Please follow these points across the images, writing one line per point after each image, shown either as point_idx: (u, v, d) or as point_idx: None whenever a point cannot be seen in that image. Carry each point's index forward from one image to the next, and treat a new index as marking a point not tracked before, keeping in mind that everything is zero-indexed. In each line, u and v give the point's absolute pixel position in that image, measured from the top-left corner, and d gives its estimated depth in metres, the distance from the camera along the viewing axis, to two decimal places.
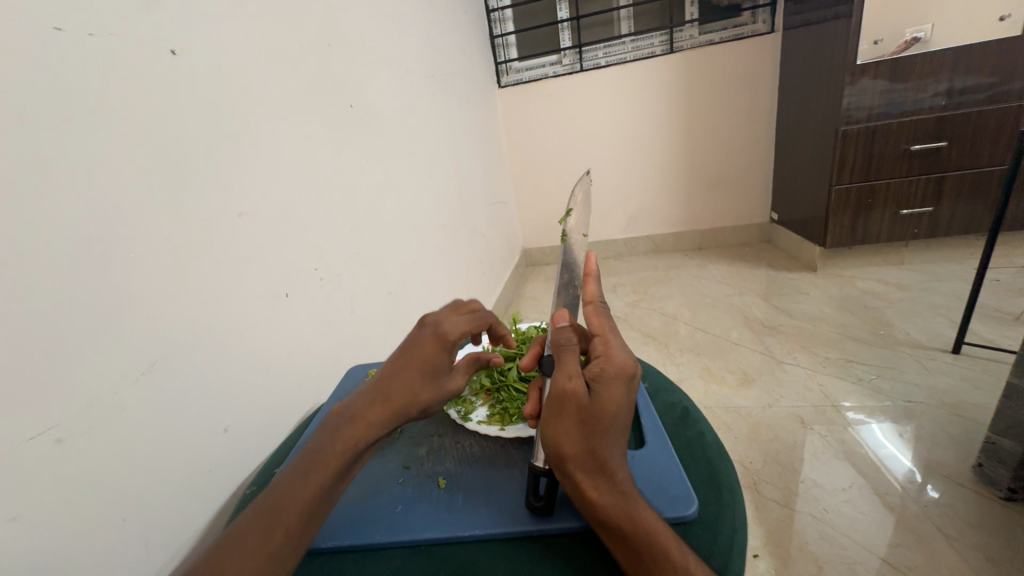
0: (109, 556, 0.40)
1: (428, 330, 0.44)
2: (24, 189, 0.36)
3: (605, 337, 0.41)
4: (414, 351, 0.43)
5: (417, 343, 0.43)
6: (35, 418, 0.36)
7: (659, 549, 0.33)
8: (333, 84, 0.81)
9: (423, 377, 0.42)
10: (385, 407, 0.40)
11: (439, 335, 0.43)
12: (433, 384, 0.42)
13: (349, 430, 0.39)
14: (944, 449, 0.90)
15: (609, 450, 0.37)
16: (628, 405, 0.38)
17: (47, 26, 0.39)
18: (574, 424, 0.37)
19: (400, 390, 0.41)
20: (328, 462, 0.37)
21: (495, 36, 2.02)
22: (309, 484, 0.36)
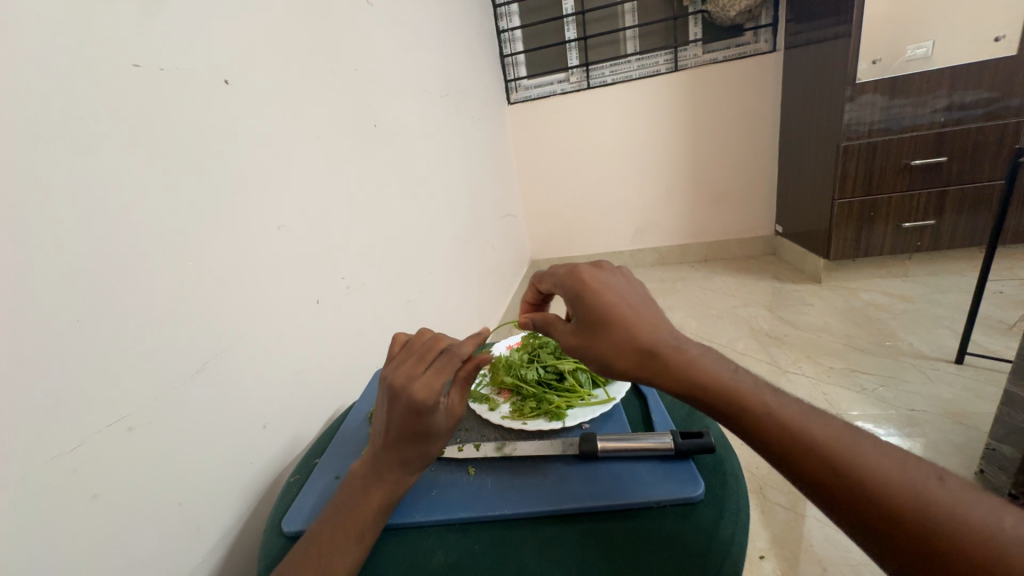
0: (168, 538, 0.44)
1: (402, 404, 0.39)
2: (104, 204, 0.41)
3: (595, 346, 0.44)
4: (406, 420, 0.40)
5: (405, 417, 0.40)
6: (111, 408, 0.40)
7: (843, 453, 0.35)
8: (359, 105, 0.87)
9: (423, 438, 0.41)
10: (408, 468, 0.42)
11: (415, 408, 0.39)
12: (440, 435, 0.42)
13: (380, 486, 0.41)
14: (947, 456, 0.92)
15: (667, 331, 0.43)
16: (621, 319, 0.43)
17: (128, 63, 0.45)
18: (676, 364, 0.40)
19: (410, 454, 0.41)
20: (370, 497, 0.40)
21: (505, 56, 2.10)
22: (362, 510, 0.40)
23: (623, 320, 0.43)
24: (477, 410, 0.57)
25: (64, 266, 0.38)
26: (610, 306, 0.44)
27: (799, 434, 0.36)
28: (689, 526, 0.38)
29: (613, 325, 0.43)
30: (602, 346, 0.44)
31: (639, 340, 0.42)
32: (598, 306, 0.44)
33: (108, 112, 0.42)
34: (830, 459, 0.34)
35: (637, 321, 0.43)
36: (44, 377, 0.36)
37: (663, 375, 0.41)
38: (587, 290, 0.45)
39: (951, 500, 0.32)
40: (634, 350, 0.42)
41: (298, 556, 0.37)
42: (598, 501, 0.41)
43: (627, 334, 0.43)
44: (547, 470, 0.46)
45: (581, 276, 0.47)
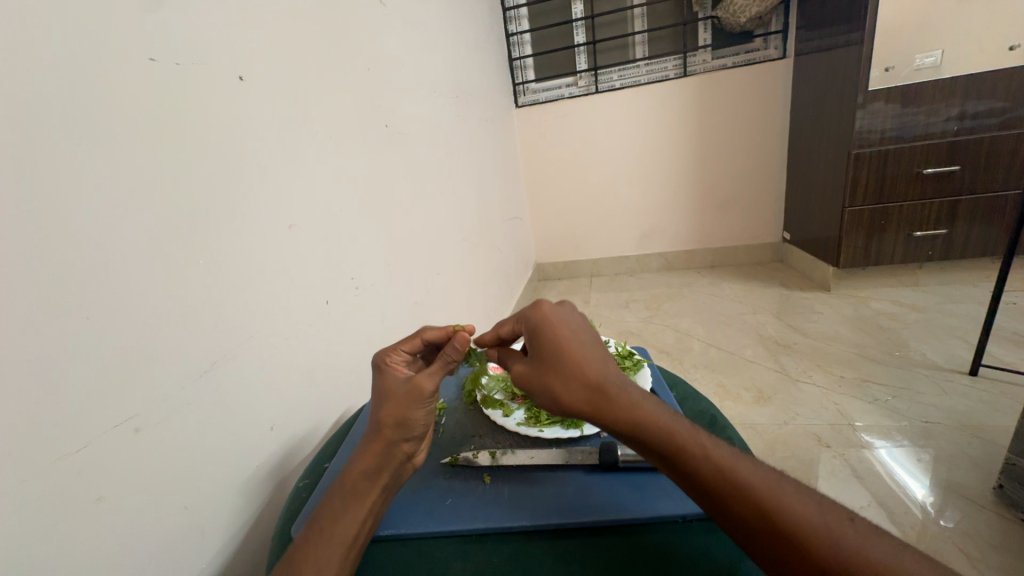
0: (172, 544, 0.43)
1: (376, 370, 0.47)
2: (115, 199, 0.40)
3: (547, 382, 0.42)
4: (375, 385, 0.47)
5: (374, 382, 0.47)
6: (118, 408, 0.39)
7: (769, 499, 0.33)
8: (370, 105, 0.87)
9: (393, 393, 0.44)
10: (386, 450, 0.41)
11: (382, 367, 0.47)
12: (400, 399, 0.43)
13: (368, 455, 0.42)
14: (964, 470, 0.90)
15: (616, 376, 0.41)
16: (575, 357, 0.41)
17: (144, 57, 0.44)
18: (619, 406, 0.39)
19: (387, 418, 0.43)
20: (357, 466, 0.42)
21: (514, 59, 2.10)
22: (350, 480, 0.41)
23: (576, 357, 0.41)
24: (491, 415, 0.55)
25: (72, 262, 0.37)
26: (566, 340, 0.42)
27: (726, 475, 0.35)
28: (717, 541, 0.37)
29: (565, 360, 0.41)
30: (552, 381, 0.42)
31: (590, 377, 0.40)
32: (556, 340, 0.42)
33: (121, 107, 0.41)
34: (754, 500, 0.33)
35: (589, 358, 0.41)
36: (50, 377, 0.35)
37: (611, 416, 0.39)
38: (548, 322, 0.43)
39: (862, 541, 0.31)
40: (585, 387, 0.40)
41: (300, 541, 0.37)
42: (620, 513, 0.39)
43: (579, 369, 0.41)
44: (565, 480, 0.44)
45: (543, 308, 0.45)
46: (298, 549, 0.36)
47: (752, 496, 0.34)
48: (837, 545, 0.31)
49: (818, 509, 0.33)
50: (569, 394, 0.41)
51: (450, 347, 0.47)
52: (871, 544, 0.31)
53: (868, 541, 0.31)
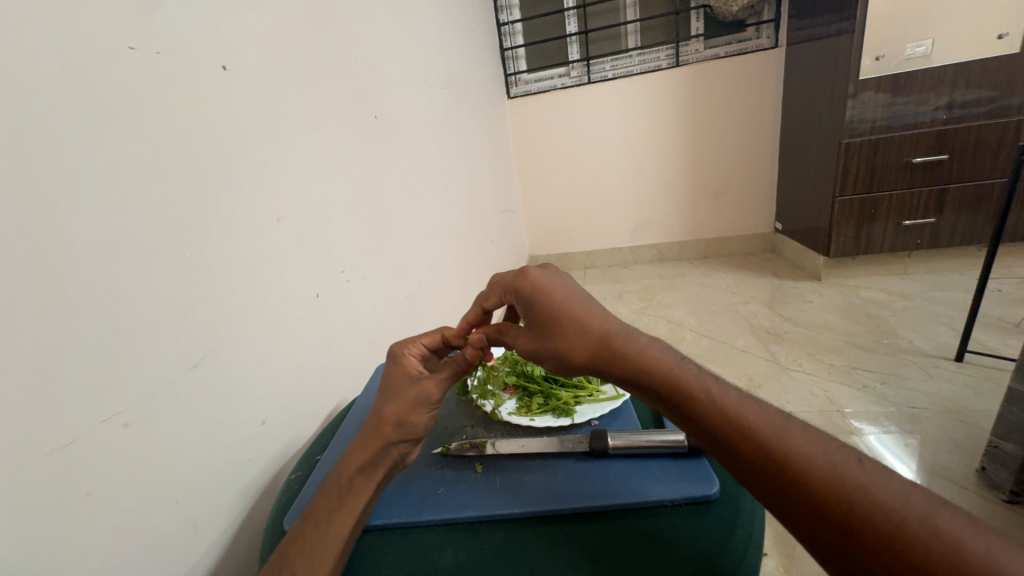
0: (164, 538, 0.43)
1: (392, 362, 0.50)
2: (97, 191, 0.39)
3: (554, 336, 0.44)
4: (390, 374, 0.49)
5: (390, 371, 0.49)
6: (106, 403, 0.39)
7: (773, 440, 0.34)
8: (359, 96, 0.85)
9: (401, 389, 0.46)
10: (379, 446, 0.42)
11: (399, 359, 0.50)
12: (404, 398, 0.45)
13: (361, 448, 0.43)
14: (948, 453, 0.92)
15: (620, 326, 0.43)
16: (580, 310, 0.44)
17: (123, 45, 0.43)
18: (622, 353, 0.41)
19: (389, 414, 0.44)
20: (350, 459, 0.42)
21: (506, 49, 2.07)
22: (342, 473, 0.41)
23: (579, 313, 0.43)
24: (483, 407, 0.56)
25: (58, 257, 0.36)
26: (563, 300, 0.45)
27: (732, 418, 0.36)
28: (704, 524, 0.37)
29: (568, 318, 0.43)
30: (558, 335, 0.44)
31: (594, 329, 0.42)
32: (554, 300, 0.45)
33: (103, 96, 0.40)
34: (760, 440, 0.34)
35: (597, 314, 0.43)
36: (36, 372, 0.34)
37: (616, 363, 0.41)
38: (540, 286, 0.46)
39: (869, 477, 0.32)
40: (590, 339, 0.42)
41: (293, 533, 0.38)
42: (609, 499, 0.40)
43: (583, 321, 0.43)
44: (556, 467, 0.45)
45: (534, 278, 0.47)
46: (290, 541, 0.37)
47: (756, 437, 0.34)
48: (844, 481, 0.31)
49: (823, 448, 0.34)
50: (574, 345, 0.43)
51: (460, 357, 0.48)
52: (878, 479, 0.32)
53: (875, 477, 0.32)
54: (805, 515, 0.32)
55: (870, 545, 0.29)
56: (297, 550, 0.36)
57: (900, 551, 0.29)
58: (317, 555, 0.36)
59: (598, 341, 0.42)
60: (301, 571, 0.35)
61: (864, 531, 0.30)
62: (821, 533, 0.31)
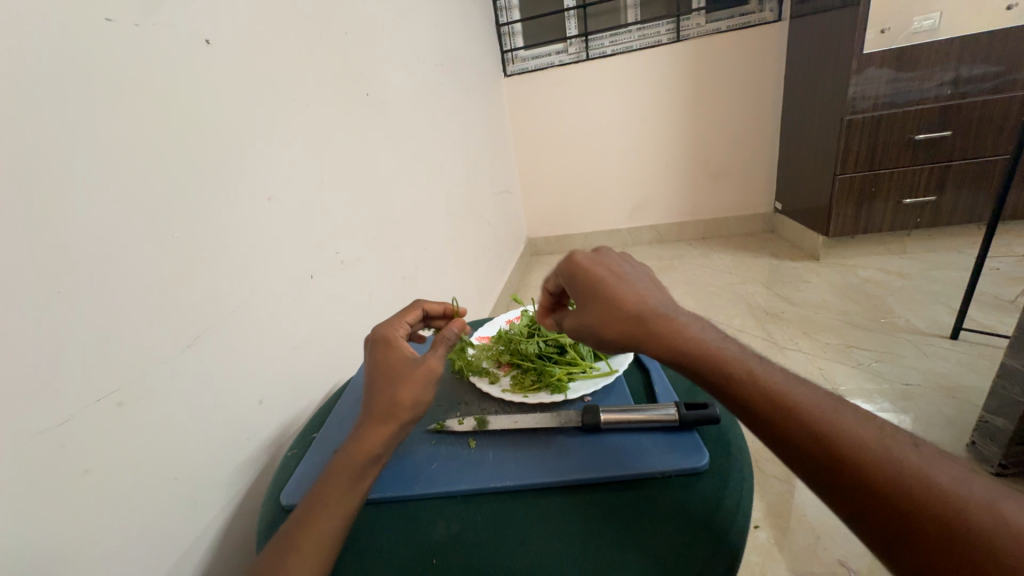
0: (163, 514, 0.43)
1: (376, 345, 0.47)
2: (83, 169, 0.39)
3: (596, 319, 0.45)
4: (378, 359, 0.46)
5: (376, 355, 0.46)
6: (100, 383, 0.39)
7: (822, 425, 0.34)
8: (349, 73, 0.83)
9: (407, 373, 0.43)
10: (382, 426, 0.41)
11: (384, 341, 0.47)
12: (410, 378, 0.43)
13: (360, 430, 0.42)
14: (940, 429, 0.93)
15: (654, 308, 0.43)
16: (620, 296, 0.44)
17: (99, 17, 0.41)
18: (662, 334, 0.41)
19: (403, 401, 0.42)
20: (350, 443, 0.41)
21: (502, 25, 2.01)
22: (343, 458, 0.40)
23: (616, 291, 0.45)
24: (477, 383, 0.56)
25: (45, 238, 0.36)
26: (600, 281, 0.46)
27: (782, 399, 0.36)
28: (692, 494, 0.38)
29: (600, 299, 0.45)
30: (600, 317, 0.44)
31: (633, 310, 0.43)
32: (593, 282, 0.46)
33: (83, 71, 0.39)
34: (811, 423, 0.34)
35: (635, 292, 0.45)
36: (26, 350, 0.34)
37: (655, 343, 0.41)
38: (580, 267, 0.48)
39: (927, 464, 0.31)
40: (621, 316, 0.43)
41: (295, 515, 0.38)
42: (600, 472, 0.41)
43: (619, 305, 0.44)
44: (548, 442, 0.46)
45: (577, 260, 0.49)
46: (294, 523, 0.37)
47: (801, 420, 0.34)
48: (901, 467, 0.31)
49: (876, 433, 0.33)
50: (615, 326, 0.43)
51: (452, 330, 0.48)
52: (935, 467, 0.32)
53: (929, 464, 0.32)
54: (857, 498, 0.31)
55: (927, 529, 0.29)
56: (302, 532, 0.36)
57: (957, 535, 0.29)
58: (324, 535, 0.36)
59: (638, 323, 0.42)
60: (303, 551, 0.35)
61: (920, 517, 0.29)
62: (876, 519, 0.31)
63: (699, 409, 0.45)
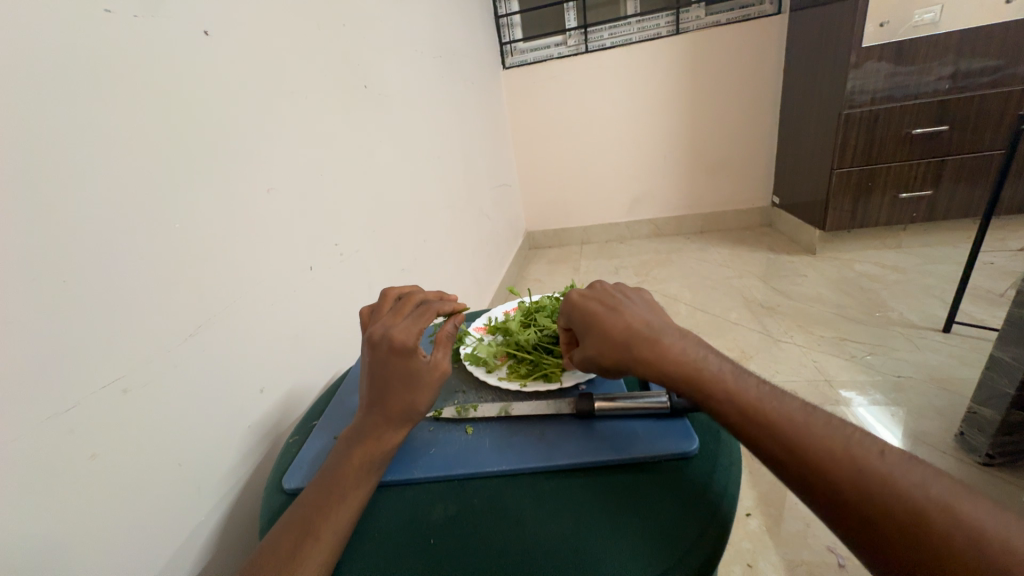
0: (167, 500, 0.44)
1: (386, 346, 0.43)
2: (84, 160, 0.39)
3: (591, 351, 0.46)
4: (388, 362, 0.43)
5: (388, 360, 0.43)
6: (104, 371, 0.40)
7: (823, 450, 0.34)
8: (348, 65, 0.83)
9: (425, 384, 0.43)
10: (398, 426, 0.43)
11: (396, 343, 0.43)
12: (425, 386, 0.43)
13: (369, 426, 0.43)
14: (930, 420, 0.95)
15: (645, 334, 0.43)
16: (609, 325, 0.44)
17: (98, 8, 0.41)
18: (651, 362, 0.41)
19: (418, 408, 0.43)
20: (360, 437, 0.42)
21: (501, 16, 2.00)
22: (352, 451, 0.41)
23: (606, 319, 0.45)
24: (474, 372, 0.57)
25: (46, 226, 0.36)
26: (592, 310, 0.47)
27: (754, 411, 0.37)
28: (683, 480, 0.39)
29: (592, 328, 0.46)
30: (594, 349, 0.45)
31: (623, 341, 0.43)
32: (584, 314, 0.47)
33: (83, 62, 0.40)
34: (781, 435, 0.35)
35: (624, 317, 0.44)
36: (32, 337, 0.35)
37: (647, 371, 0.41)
38: (574, 300, 0.49)
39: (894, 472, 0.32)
40: (613, 343, 0.44)
41: (303, 501, 0.39)
42: (593, 457, 0.42)
43: (609, 335, 0.44)
44: (543, 429, 0.47)
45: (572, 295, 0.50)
46: (303, 510, 0.38)
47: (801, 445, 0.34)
48: (868, 477, 0.32)
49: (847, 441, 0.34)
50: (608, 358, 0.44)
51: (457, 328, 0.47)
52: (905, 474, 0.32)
53: (897, 470, 0.32)
54: (825, 506, 0.33)
55: (891, 537, 0.30)
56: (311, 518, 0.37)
57: (919, 544, 0.30)
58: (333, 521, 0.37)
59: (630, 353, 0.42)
60: (311, 535, 0.36)
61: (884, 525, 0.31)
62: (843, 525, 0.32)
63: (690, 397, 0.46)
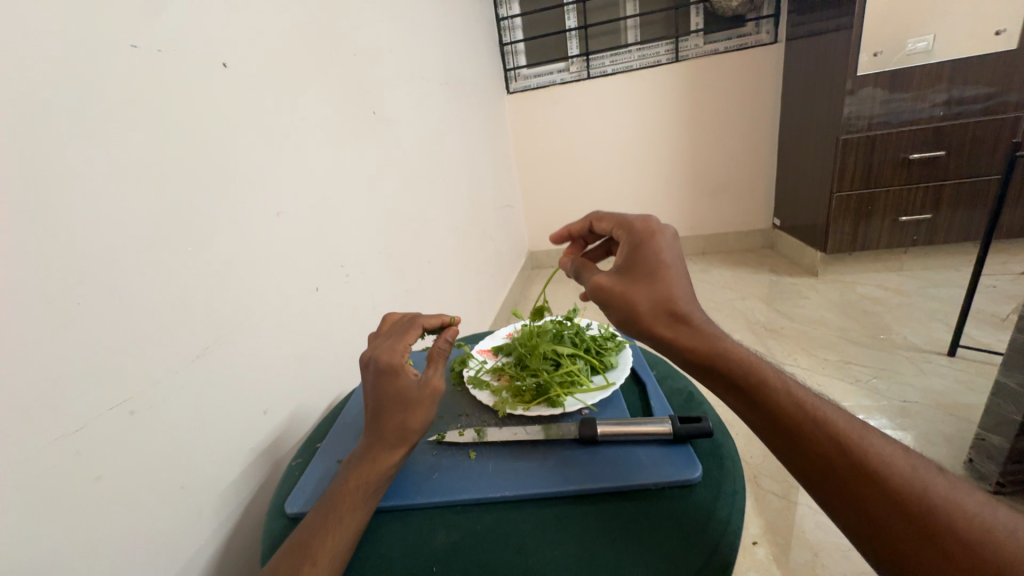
0: (168, 524, 0.44)
1: (375, 367, 0.45)
2: (105, 187, 0.41)
3: (635, 296, 0.46)
4: (382, 385, 0.44)
5: (378, 382, 0.44)
6: (112, 392, 0.40)
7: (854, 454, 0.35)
8: (358, 92, 0.86)
9: (413, 399, 0.43)
10: (394, 448, 0.42)
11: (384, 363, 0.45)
12: (416, 404, 0.43)
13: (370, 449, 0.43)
14: (938, 446, 0.93)
15: (695, 312, 0.44)
16: (673, 287, 0.45)
17: (126, 44, 0.44)
18: (696, 336, 0.43)
19: (412, 425, 0.43)
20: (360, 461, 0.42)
21: (505, 44, 2.07)
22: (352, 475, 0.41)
23: (672, 276, 0.46)
24: (478, 396, 0.57)
25: (64, 251, 0.37)
26: (667, 261, 0.47)
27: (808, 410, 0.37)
28: (688, 508, 0.39)
29: (659, 278, 0.45)
30: (640, 297, 0.45)
31: (680, 303, 0.44)
32: (654, 262, 0.46)
33: (109, 95, 0.42)
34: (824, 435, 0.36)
35: (687, 289, 0.45)
36: (45, 359, 0.36)
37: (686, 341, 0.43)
38: (655, 241, 0.48)
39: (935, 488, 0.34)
40: (668, 304, 0.44)
41: (303, 526, 0.39)
42: (597, 483, 0.42)
43: (670, 295, 0.44)
44: (547, 454, 0.47)
45: (646, 238, 0.49)
46: (301, 536, 0.38)
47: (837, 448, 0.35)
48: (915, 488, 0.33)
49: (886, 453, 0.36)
50: (650, 311, 0.45)
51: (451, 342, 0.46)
52: (947, 491, 0.33)
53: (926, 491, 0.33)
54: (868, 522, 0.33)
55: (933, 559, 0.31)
56: (308, 542, 0.37)
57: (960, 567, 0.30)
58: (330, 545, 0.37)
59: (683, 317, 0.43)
60: (311, 560, 0.36)
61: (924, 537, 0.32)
62: (881, 534, 0.32)
63: (693, 422, 0.46)
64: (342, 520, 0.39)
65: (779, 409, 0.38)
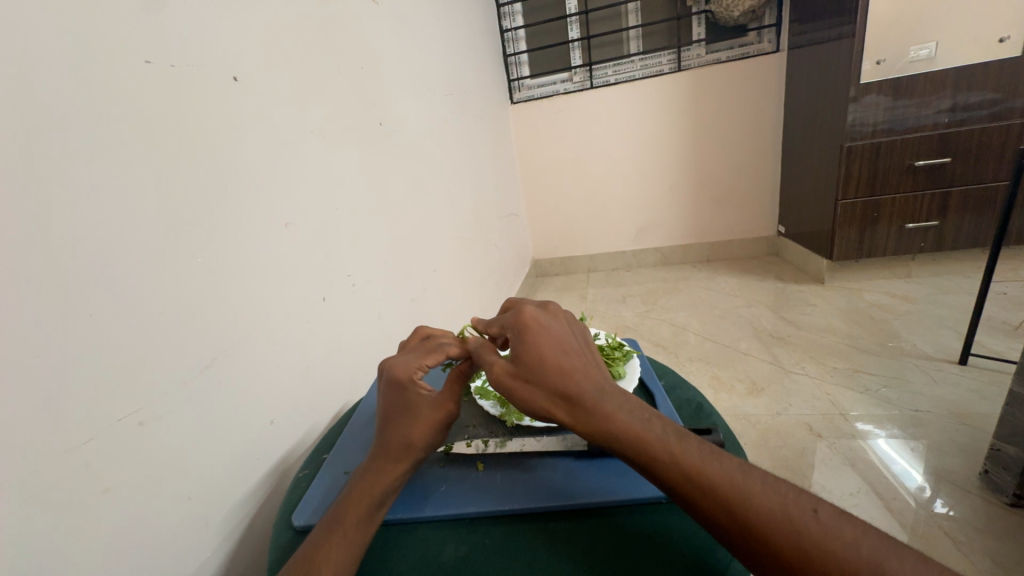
0: (174, 537, 0.44)
1: (386, 382, 0.44)
2: (114, 200, 0.41)
3: (530, 391, 0.42)
4: (395, 400, 0.44)
5: (390, 394, 0.44)
6: (121, 403, 0.40)
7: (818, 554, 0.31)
8: (365, 104, 0.88)
9: (420, 418, 0.43)
10: (400, 461, 0.42)
11: (394, 380, 0.44)
12: (425, 421, 0.43)
13: (378, 461, 0.43)
14: (952, 457, 0.91)
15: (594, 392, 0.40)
16: (563, 374, 0.41)
17: (139, 59, 0.45)
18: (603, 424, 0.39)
19: (419, 443, 0.43)
20: (369, 473, 0.42)
21: (509, 55, 2.10)
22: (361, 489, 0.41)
23: (560, 360, 0.42)
24: (486, 407, 0.57)
25: (77, 263, 0.38)
26: (545, 350, 0.42)
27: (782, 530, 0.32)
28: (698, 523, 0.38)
29: (546, 368, 0.41)
30: (536, 393, 0.41)
31: (578, 394, 0.40)
32: (536, 348, 0.42)
33: (121, 110, 0.42)
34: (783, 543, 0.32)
35: (578, 368, 0.42)
36: (51, 367, 0.36)
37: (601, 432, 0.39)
38: (528, 324, 0.43)
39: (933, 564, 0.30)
40: (565, 394, 0.40)
41: (309, 539, 0.39)
42: (606, 496, 0.41)
43: (563, 385, 0.41)
44: (555, 466, 0.46)
45: (521, 319, 0.44)
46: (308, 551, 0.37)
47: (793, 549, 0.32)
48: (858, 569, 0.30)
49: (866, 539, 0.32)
50: (555, 407, 0.41)
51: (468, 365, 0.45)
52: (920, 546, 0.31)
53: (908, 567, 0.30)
54: None
55: None
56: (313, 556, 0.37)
57: None
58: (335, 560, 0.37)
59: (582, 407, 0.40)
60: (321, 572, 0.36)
61: None
62: None
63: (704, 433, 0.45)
64: (349, 533, 0.39)
65: (708, 505, 0.34)
